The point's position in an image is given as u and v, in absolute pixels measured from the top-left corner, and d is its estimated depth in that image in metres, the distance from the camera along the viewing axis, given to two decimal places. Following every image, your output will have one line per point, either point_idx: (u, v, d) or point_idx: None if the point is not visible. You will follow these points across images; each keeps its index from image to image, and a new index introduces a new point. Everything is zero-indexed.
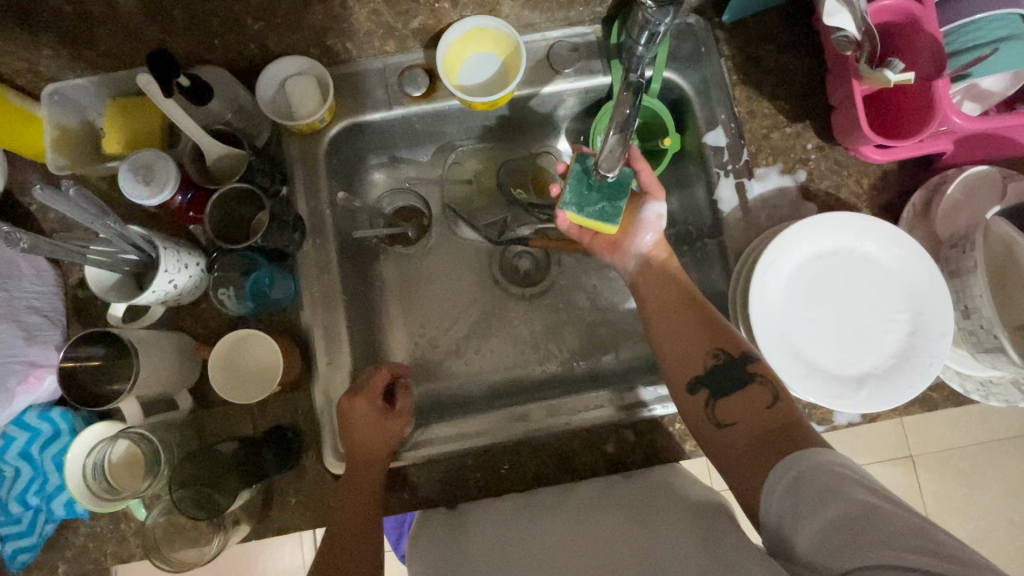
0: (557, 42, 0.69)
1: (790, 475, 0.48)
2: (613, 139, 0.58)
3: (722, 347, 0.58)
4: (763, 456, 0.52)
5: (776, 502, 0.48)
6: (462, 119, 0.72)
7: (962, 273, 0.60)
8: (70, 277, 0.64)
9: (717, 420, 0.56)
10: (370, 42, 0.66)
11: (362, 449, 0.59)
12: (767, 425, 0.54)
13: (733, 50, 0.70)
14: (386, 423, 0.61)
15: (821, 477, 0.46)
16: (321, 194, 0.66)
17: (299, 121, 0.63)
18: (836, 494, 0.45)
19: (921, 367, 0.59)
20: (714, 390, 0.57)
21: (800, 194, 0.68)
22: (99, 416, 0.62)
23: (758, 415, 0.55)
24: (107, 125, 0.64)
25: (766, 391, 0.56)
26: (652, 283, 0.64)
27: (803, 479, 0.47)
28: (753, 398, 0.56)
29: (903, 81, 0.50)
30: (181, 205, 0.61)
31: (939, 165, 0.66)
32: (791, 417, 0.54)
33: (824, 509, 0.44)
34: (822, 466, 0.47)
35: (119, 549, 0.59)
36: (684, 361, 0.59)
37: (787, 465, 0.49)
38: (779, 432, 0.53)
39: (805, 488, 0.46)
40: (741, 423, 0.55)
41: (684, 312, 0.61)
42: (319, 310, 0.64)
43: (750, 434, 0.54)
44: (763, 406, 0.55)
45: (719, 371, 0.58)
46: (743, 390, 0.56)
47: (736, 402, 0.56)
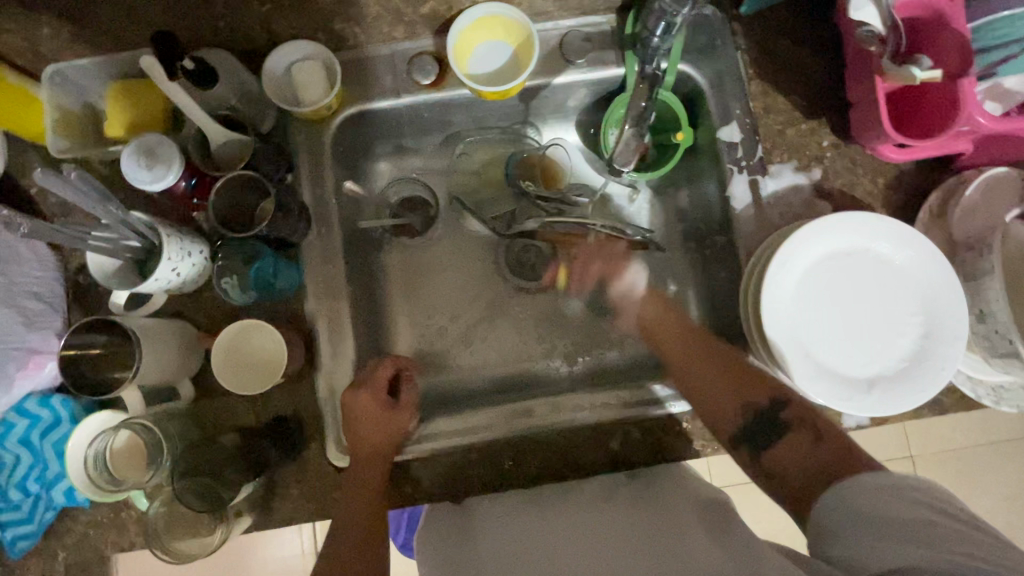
0: (569, 31, 0.67)
1: (850, 489, 0.53)
2: (628, 132, 0.65)
3: (748, 401, 0.62)
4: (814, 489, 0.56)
5: (834, 507, 0.53)
6: (471, 108, 0.70)
7: (978, 277, 0.60)
8: (69, 261, 0.62)
9: (765, 471, 0.61)
10: (378, 28, 0.65)
11: (366, 443, 0.60)
12: (817, 462, 0.57)
13: (749, 42, 0.68)
14: (388, 416, 0.62)
15: (878, 490, 0.51)
16: (326, 183, 0.65)
17: (306, 107, 0.62)
18: (894, 505, 0.49)
19: (934, 370, 0.58)
20: (757, 444, 0.62)
21: (814, 192, 0.67)
22: (100, 403, 0.61)
23: (807, 453, 0.58)
24: (109, 110, 0.62)
25: (806, 432, 0.60)
26: (671, 344, 0.68)
27: (855, 494, 0.52)
28: (796, 440, 0.60)
29: (929, 78, 0.49)
30: (185, 191, 0.61)
31: (958, 165, 0.65)
32: (837, 447, 0.58)
33: (878, 516, 0.49)
34: (880, 484, 0.52)
35: (120, 537, 0.59)
36: (716, 414, 0.62)
37: (847, 484, 0.53)
38: (828, 468, 0.56)
39: (860, 499, 0.51)
40: (789, 465, 0.59)
41: (714, 367, 0.64)
42: (323, 301, 0.64)
43: (797, 478, 0.58)
44: (807, 442, 0.59)
45: (753, 429, 0.61)
46: (783, 435, 0.60)
47: (781, 449, 0.60)
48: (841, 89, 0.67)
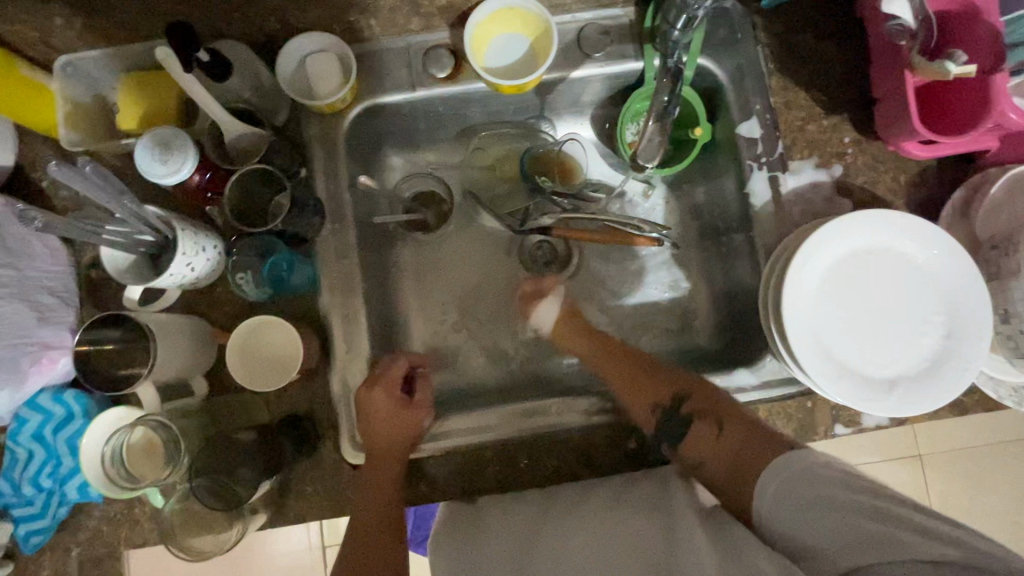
0: (588, 24, 0.66)
1: (779, 480, 0.52)
2: (652, 129, 0.65)
3: (660, 400, 0.63)
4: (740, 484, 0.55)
5: (769, 503, 0.52)
6: (486, 102, 0.70)
7: (1002, 276, 0.59)
8: (82, 255, 0.62)
9: (686, 466, 0.60)
10: (394, 20, 0.64)
11: (380, 443, 0.59)
12: (733, 452, 0.57)
13: (770, 37, 0.67)
14: (402, 415, 0.61)
15: (809, 479, 0.50)
16: (341, 177, 0.63)
17: (320, 100, 0.61)
18: (829, 492, 0.49)
19: (956, 371, 0.57)
20: (671, 442, 0.61)
21: (835, 189, 0.66)
22: (112, 399, 0.61)
23: (715, 446, 0.58)
24: (123, 102, 0.61)
25: (708, 425, 0.60)
26: (593, 340, 0.69)
27: (787, 487, 0.51)
28: (703, 436, 0.60)
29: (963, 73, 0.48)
30: (198, 184, 0.59)
31: (982, 163, 0.64)
32: (737, 436, 0.58)
33: (819, 508, 0.48)
34: (806, 469, 0.51)
35: (134, 533, 0.58)
36: (635, 408, 0.63)
37: (771, 473, 0.53)
38: (740, 459, 0.56)
39: (793, 492, 0.51)
40: (709, 459, 0.59)
41: (617, 371, 0.66)
42: (337, 295, 0.62)
43: (720, 470, 0.57)
44: (712, 435, 0.59)
45: (664, 427, 0.62)
46: (691, 430, 0.61)
47: (693, 443, 0.60)
48: (864, 84, 0.66)
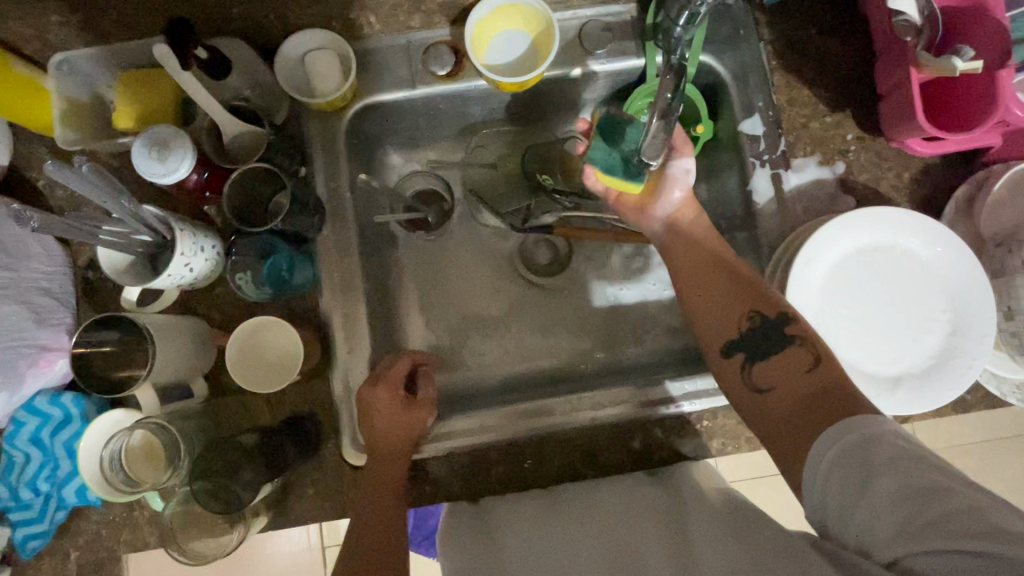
0: (589, 21, 0.66)
1: (837, 449, 0.44)
2: (656, 124, 0.59)
3: (758, 310, 0.57)
4: (807, 419, 0.49)
5: (819, 478, 0.44)
6: (487, 100, 0.69)
7: (1006, 273, 0.59)
8: (80, 256, 0.61)
9: (756, 386, 0.55)
10: (394, 17, 0.64)
11: (386, 444, 0.58)
12: (812, 387, 0.51)
13: (772, 33, 0.67)
14: (405, 414, 0.60)
15: (872, 450, 0.42)
16: (342, 176, 0.63)
17: (320, 99, 0.60)
18: (887, 470, 0.41)
19: (961, 368, 0.57)
20: (750, 354, 0.56)
21: (838, 186, 0.66)
22: (111, 402, 0.60)
23: (799, 379, 0.52)
24: (121, 99, 0.60)
25: (807, 352, 0.54)
26: (686, 243, 0.64)
27: (840, 459, 0.43)
28: (792, 362, 0.54)
29: (969, 69, 0.47)
30: (196, 184, 0.58)
31: (986, 160, 0.63)
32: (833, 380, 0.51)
33: (871, 489, 0.41)
34: (867, 437, 0.43)
35: (133, 537, 0.58)
36: (725, 316, 0.58)
37: (833, 437, 0.45)
38: (820, 398, 0.50)
39: (843, 464, 0.43)
40: (780, 387, 0.53)
41: (715, 275, 0.60)
42: (339, 295, 0.62)
43: (785, 400, 0.52)
44: (804, 369, 0.53)
45: (753, 334, 0.56)
46: (784, 351, 0.54)
47: (775, 364, 0.54)
48: (867, 81, 0.66)
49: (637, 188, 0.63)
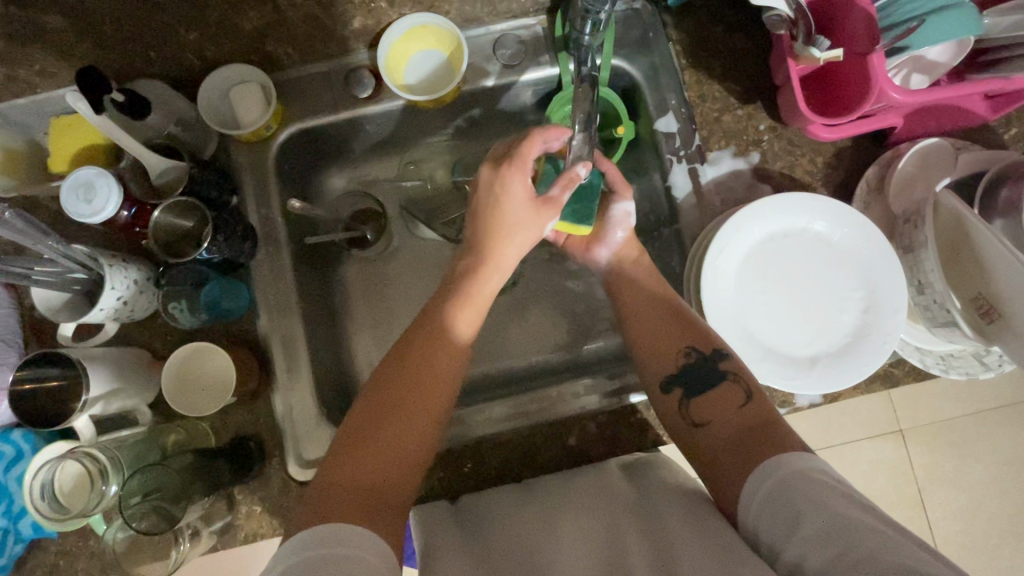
0: (502, 35, 0.68)
1: (775, 481, 0.45)
2: (579, 137, 0.62)
3: (694, 344, 0.58)
4: (743, 456, 0.50)
5: (756, 509, 0.46)
6: (412, 117, 0.71)
7: (914, 249, 0.60)
8: (25, 297, 0.63)
9: (691, 419, 0.55)
10: (312, 46, 0.66)
11: (428, 376, 0.54)
12: (747, 422, 0.52)
13: (681, 33, 0.69)
14: (449, 342, 0.56)
15: (800, 487, 0.44)
16: (272, 203, 0.66)
17: (245, 129, 0.63)
18: (814, 508, 0.42)
19: (877, 344, 0.59)
20: (690, 388, 0.56)
21: (754, 175, 0.67)
22: (61, 433, 0.62)
23: (732, 413, 0.54)
24: (53, 146, 0.63)
25: (739, 387, 0.55)
26: (628, 284, 0.64)
27: (773, 494, 0.45)
28: (727, 398, 0.55)
29: (829, 58, 0.52)
30: (125, 221, 0.61)
31: (893, 140, 0.65)
32: (763, 415, 0.53)
33: (800, 528, 0.42)
34: (796, 474, 0.45)
35: (91, 564, 0.60)
36: (660, 348, 0.59)
37: (768, 470, 0.47)
38: (751, 433, 0.51)
39: (777, 499, 0.45)
40: (719, 418, 0.54)
41: (656, 312, 0.61)
42: (276, 318, 0.65)
43: (724, 431, 0.53)
44: (737, 404, 0.54)
45: (690, 370, 0.57)
46: (718, 387, 0.55)
47: (711, 400, 0.55)
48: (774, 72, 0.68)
49: (588, 231, 0.63)
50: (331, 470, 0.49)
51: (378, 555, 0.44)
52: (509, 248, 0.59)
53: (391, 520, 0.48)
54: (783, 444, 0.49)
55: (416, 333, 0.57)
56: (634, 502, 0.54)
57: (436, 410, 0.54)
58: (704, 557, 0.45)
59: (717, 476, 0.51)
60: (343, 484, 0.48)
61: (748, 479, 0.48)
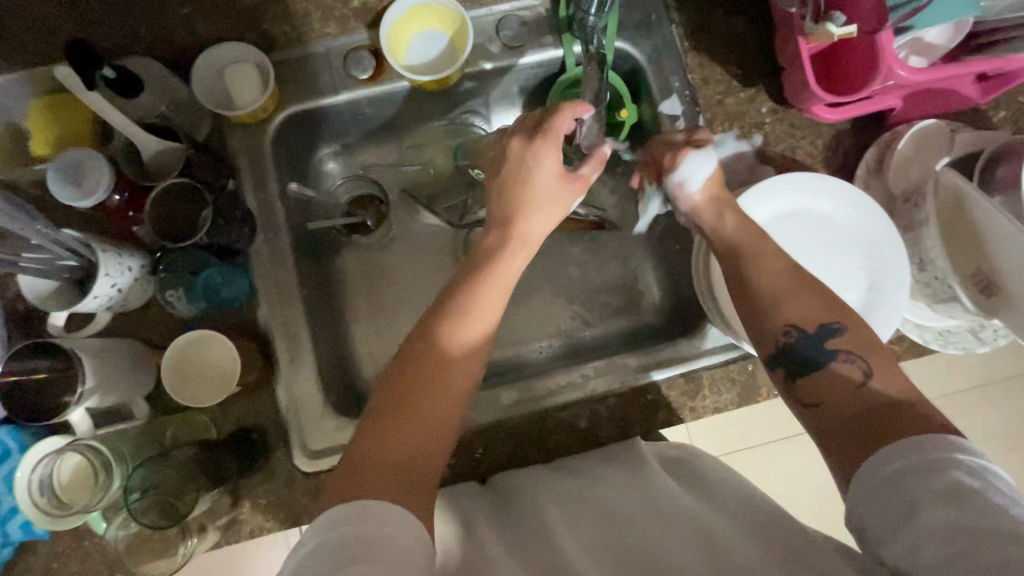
0: (505, 16, 0.67)
1: (891, 468, 0.40)
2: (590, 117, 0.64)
3: (794, 322, 0.50)
4: (854, 445, 0.43)
5: (862, 496, 0.41)
6: (413, 100, 0.70)
7: (916, 227, 0.61)
8: (6, 288, 0.59)
9: (803, 402, 0.49)
10: (309, 25, 0.64)
11: (447, 353, 0.52)
12: (864, 405, 0.45)
13: (683, 16, 0.68)
14: (469, 318, 0.54)
15: (924, 479, 0.38)
16: (270, 186, 0.63)
17: (241, 110, 0.60)
18: (945, 505, 0.37)
19: (880, 320, 0.60)
20: (793, 370, 0.50)
21: (757, 158, 0.68)
22: (51, 430, 0.58)
23: (850, 399, 0.46)
24: (34, 127, 0.59)
25: (855, 367, 0.47)
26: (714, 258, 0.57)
27: (891, 483, 0.40)
28: (839, 379, 0.47)
29: (846, 34, 0.53)
30: (118, 206, 0.59)
31: (891, 122, 0.66)
32: (886, 396, 0.45)
33: (916, 520, 0.38)
34: (924, 464, 0.39)
35: (83, 567, 0.56)
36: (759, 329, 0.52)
37: (890, 454, 0.41)
38: (869, 417, 0.44)
39: (896, 489, 0.39)
40: (834, 404, 0.47)
41: None
42: (276, 306, 0.62)
43: (834, 418, 0.46)
44: (854, 386, 0.46)
45: (794, 351, 0.50)
46: (830, 368, 0.48)
47: (821, 382, 0.48)
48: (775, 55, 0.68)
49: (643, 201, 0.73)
50: (354, 456, 0.47)
51: (410, 540, 0.43)
52: (532, 219, 0.59)
53: (421, 505, 0.46)
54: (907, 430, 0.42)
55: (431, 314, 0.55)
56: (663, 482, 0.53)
57: (458, 388, 0.52)
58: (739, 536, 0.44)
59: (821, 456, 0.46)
60: (371, 468, 0.46)
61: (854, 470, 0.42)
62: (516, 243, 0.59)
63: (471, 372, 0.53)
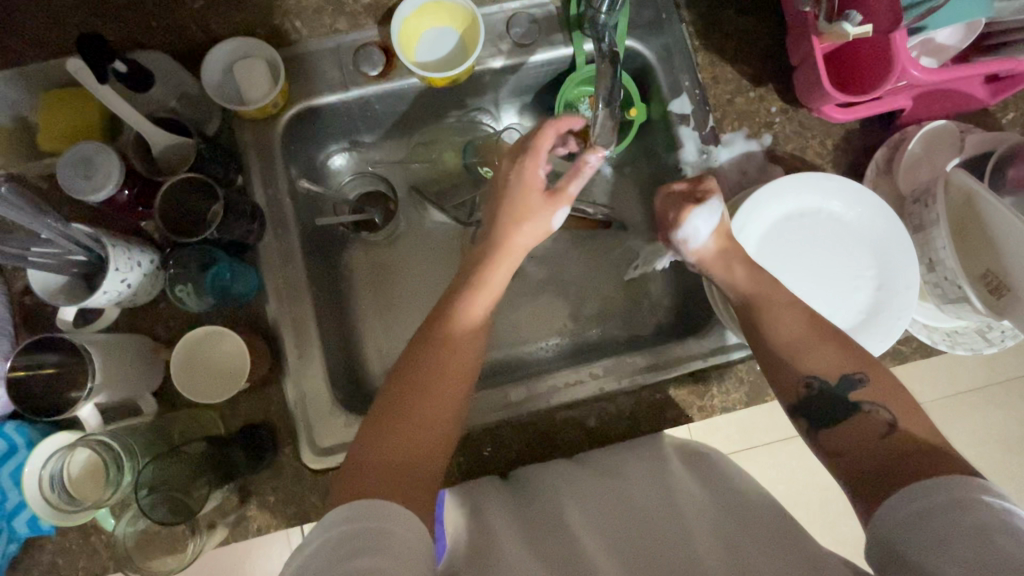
0: (516, 13, 0.66)
1: (917, 506, 0.42)
2: (603, 113, 0.62)
3: (815, 376, 0.54)
4: (876, 486, 0.47)
5: (889, 527, 0.43)
6: (423, 98, 0.69)
7: (925, 228, 0.61)
8: (15, 283, 0.59)
9: (825, 450, 0.53)
10: (320, 21, 0.64)
11: (442, 358, 0.55)
12: (885, 456, 0.48)
13: (693, 15, 0.68)
14: (463, 325, 0.58)
15: (957, 513, 0.40)
16: (279, 182, 0.63)
17: (251, 106, 0.60)
18: (968, 537, 0.38)
19: (890, 320, 0.60)
20: (815, 420, 0.53)
21: (767, 157, 0.68)
22: (60, 425, 0.58)
23: (875, 446, 0.49)
24: (43, 122, 0.59)
25: (879, 417, 0.50)
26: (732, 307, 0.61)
27: (920, 517, 0.42)
28: (865, 427, 0.51)
29: (861, 33, 0.53)
30: (127, 201, 0.59)
31: (900, 122, 0.66)
32: (916, 441, 0.48)
33: (946, 548, 0.39)
34: (964, 498, 0.40)
35: (91, 563, 0.56)
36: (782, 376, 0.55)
37: (917, 492, 0.43)
38: (896, 462, 0.47)
39: (924, 522, 0.41)
40: (860, 455, 0.50)
41: None
42: (286, 302, 0.62)
43: (864, 463, 0.49)
44: (879, 435, 0.50)
45: (817, 399, 0.53)
46: (854, 419, 0.51)
47: (843, 432, 0.52)
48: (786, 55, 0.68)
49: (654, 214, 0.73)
50: (362, 459, 0.49)
51: (416, 537, 0.44)
52: (522, 231, 0.63)
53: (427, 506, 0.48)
54: (933, 471, 0.44)
55: (431, 323, 0.58)
56: None
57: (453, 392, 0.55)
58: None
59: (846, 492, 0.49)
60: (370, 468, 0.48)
61: (878, 509, 0.45)
62: (506, 257, 0.62)
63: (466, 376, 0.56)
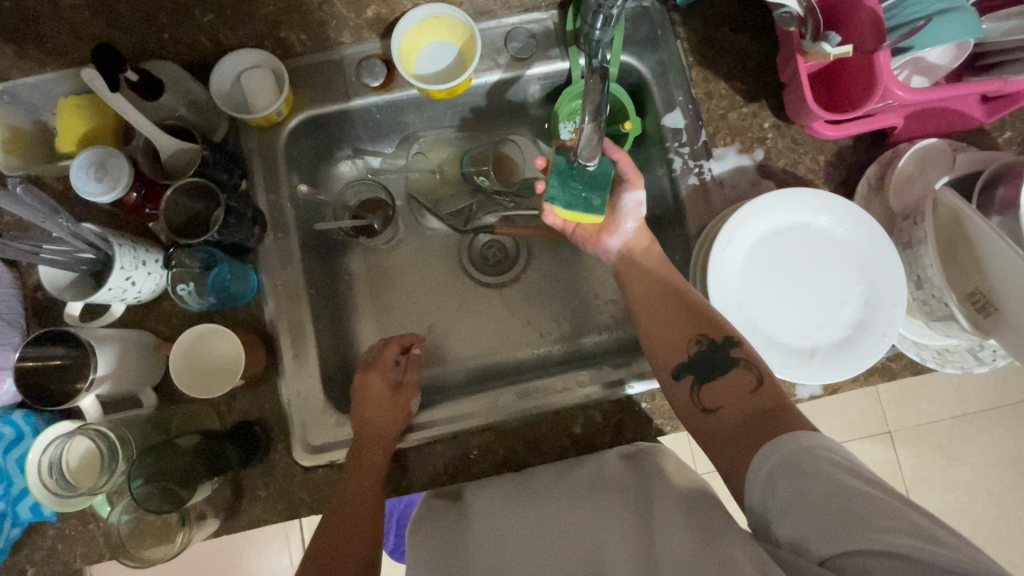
0: (513, 29, 0.68)
1: (773, 461, 0.47)
2: (588, 126, 0.58)
3: (705, 333, 0.58)
4: (750, 442, 0.51)
5: (759, 491, 0.47)
6: (421, 109, 0.71)
7: (914, 246, 0.61)
8: (29, 278, 0.62)
9: (703, 406, 0.56)
10: (325, 34, 0.66)
11: (372, 424, 0.60)
12: (754, 408, 0.53)
13: (689, 32, 0.70)
14: (396, 398, 0.64)
15: (805, 462, 0.45)
16: (281, 188, 0.66)
17: (257, 114, 0.62)
18: (816, 481, 0.43)
19: (877, 336, 0.60)
20: (700, 375, 0.57)
21: (758, 171, 0.68)
22: (64, 414, 0.61)
23: (744, 400, 0.54)
24: (60, 125, 0.62)
25: (750, 373, 0.56)
26: (639, 274, 0.65)
27: (779, 472, 0.46)
28: (738, 385, 0.56)
29: (840, 53, 0.54)
30: (136, 202, 0.61)
31: (893, 139, 0.67)
32: (771, 401, 0.53)
33: (803, 497, 0.43)
34: (804, 451, 0.46)
35: (89, 550, 0.58)
36: (671, 343, 0.60)
37: (772, 448, 0.48)
38: (762, 417, 0.52)
39: (783, 476, 0.45)
40: (729, 405, 0.55)
41: (666, 303, 0.62)
42: (284, 304, 0.65)
43: (736, 419, 0.54)
44: (748, 389, 0.55)
45: (701, 357, 0.58)
46: (729, 372, 0.56)
47: (723, 386, 0.56)
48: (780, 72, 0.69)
49: (600, 219, 0.63)
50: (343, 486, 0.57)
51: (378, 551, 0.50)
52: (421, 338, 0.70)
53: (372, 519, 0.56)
54: (789, 426, 0.50)
55: (368, 370, 0.65)
56: (632, 487, 0.53)
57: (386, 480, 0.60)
58: (698, 544, 0.46)
59: (731, 464, 0.51)
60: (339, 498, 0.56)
61: (752, 461, 0.49)
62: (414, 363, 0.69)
63: (397, 418, 0.63)
